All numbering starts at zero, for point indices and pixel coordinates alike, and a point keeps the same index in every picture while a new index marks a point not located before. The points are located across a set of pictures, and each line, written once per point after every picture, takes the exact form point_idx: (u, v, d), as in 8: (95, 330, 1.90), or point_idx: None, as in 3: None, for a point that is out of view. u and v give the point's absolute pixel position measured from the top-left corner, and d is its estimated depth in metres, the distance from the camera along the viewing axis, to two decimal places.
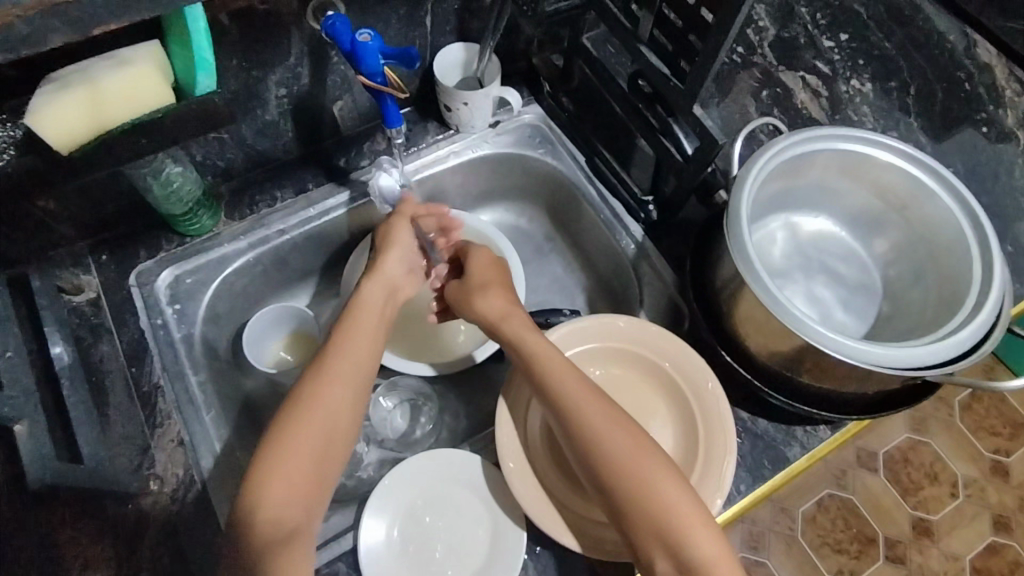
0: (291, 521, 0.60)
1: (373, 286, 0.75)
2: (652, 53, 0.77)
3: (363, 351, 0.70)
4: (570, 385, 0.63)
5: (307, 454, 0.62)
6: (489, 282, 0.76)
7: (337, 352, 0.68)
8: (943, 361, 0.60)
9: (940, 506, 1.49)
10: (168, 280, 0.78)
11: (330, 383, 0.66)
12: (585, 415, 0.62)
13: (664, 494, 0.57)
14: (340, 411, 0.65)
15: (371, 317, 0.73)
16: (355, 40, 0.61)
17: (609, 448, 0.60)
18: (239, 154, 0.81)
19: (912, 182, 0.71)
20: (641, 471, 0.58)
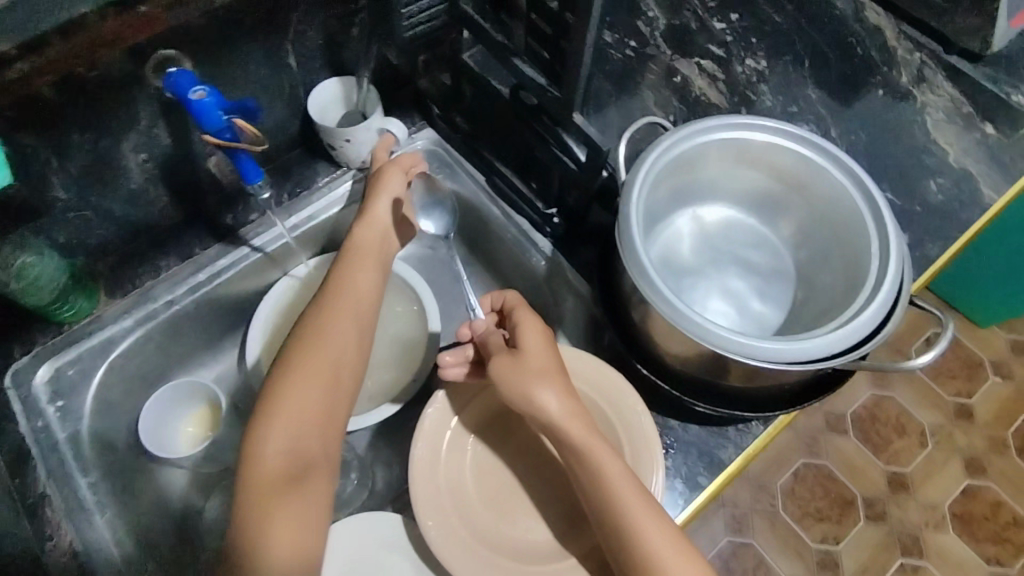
0: (306, 455, 0.58)
1: (375, 229, 0.73)
2: (528, 65, 0.74)
3: (368, 288, 0.69)
4: (578, 428, 0.59)
5: (322, 383, 0.61)
6: (545, 367, 0.62)
7: (341, 290, 0.68)
8: (849, 346, 0.58)
9: (912, 457, 1.49)
10: (47, 376, 0.72)
11: (339, 317, 0.65)
12: (596, 462, 0.57)
13: (665, 552, 0.54)
14: (351, 346, 0.65)
15: (373, 259, 0.72)
16: (190, 99, 0.57)
17: (620, 501, 0.55)
18: (111, 229, 0.75)
19: (802, 162, 0.69)
20: (647, 523, 0.55)
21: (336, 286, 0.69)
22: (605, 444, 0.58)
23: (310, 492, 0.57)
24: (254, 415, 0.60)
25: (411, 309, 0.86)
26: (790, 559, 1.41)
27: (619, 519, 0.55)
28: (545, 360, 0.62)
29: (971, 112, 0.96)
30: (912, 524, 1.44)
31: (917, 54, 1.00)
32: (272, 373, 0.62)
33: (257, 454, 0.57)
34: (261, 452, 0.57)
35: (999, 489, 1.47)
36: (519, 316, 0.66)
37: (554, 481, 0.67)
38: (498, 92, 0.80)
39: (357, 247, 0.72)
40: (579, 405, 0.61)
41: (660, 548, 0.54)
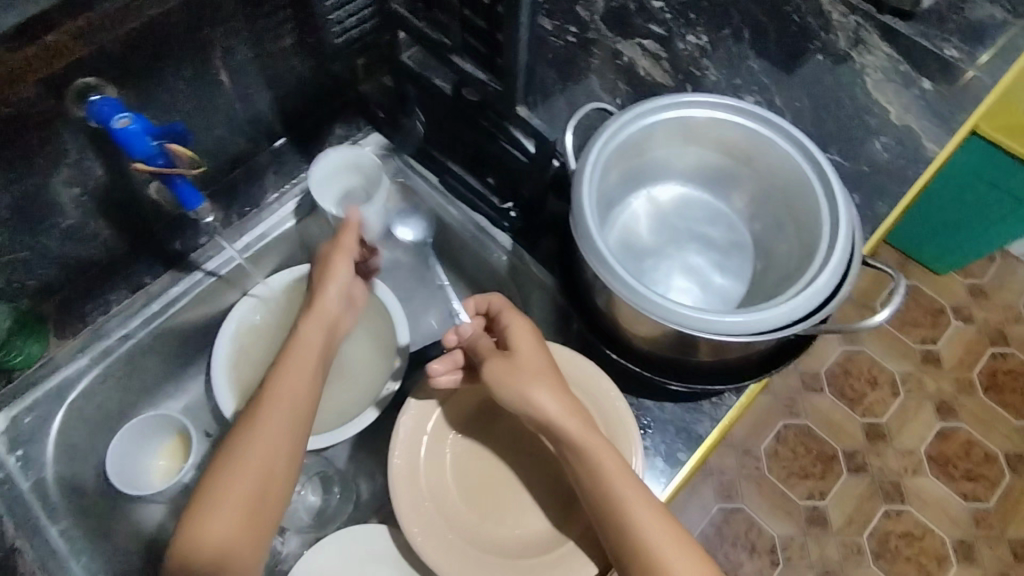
0: (233, 540, 0.58)
1: (316, 322, 0.71)
2: (467, 62, 0.73)
3: (305, 388, 0.66)
4: (573, 424, 0.60)
5: (247, 501, 0.59)
6: (540, 367, 0.62)
7: (276, 389, 0.65)
8: (808, 312, 0.59)
9: (886, 407, 1.54)
10: (3, 426, 0.69)
11: (268, 423, 0.63)
12: (589, 452, 0.59)
13: (655, 534, 0.56)
14: (286, 444, 0.63)
15: (313, 359, 0.69)
16: (112, 127, 0.54)
17: (614, 484, 0.57)
18: (54, 267, 0.72)
19: (748, 134, 0.70)
20: (636, 506, 0.57)
21: (270, 385, 0.65)
22: (597, 436, 0.60)
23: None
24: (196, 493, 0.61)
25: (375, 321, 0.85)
26: (780, 518, 1.44)
27: (617, 501, 0.57)
28: (538, 361, 0.63)
29: (907, 69, 0.98)
30: (892, 471, 1.49)
31: (851, 16, 1.02)
32: (202, 483, 0.61)
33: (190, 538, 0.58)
34: (187, 561, 0.57)
35: (970, 429, 1.52)
36: (506, 321, 0.66)
37: (540, 474, 0.67)
38: (440, 91, 0.79)
39: (297, 344, 0.69)
40: (573, 400, 0.61)
41: (649, 528, 0.56)
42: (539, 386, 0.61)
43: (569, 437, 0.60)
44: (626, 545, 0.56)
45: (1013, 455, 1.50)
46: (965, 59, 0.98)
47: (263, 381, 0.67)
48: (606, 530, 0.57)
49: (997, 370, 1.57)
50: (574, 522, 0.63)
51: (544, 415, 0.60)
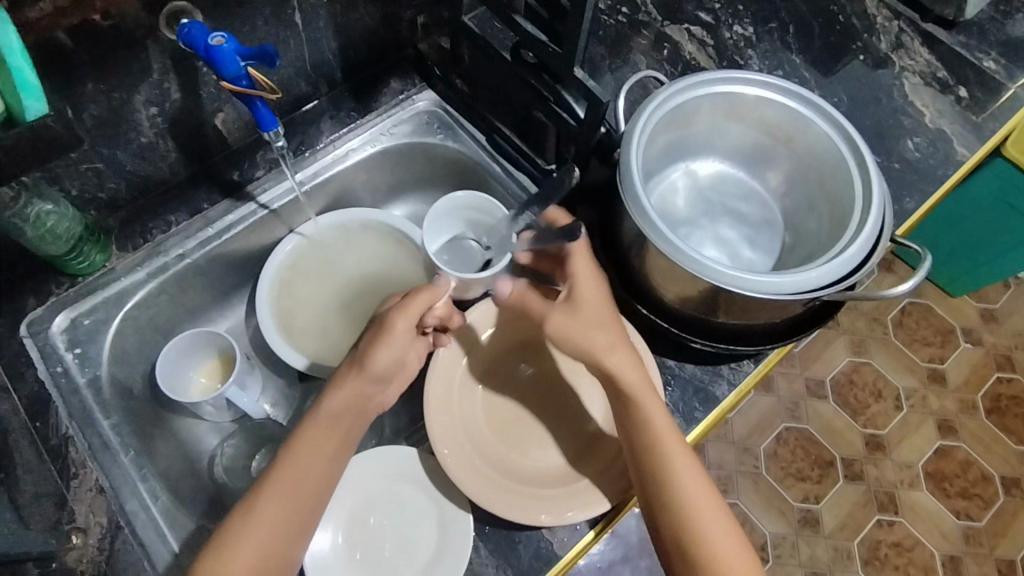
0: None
1: (343, 397, 0.65)
2: (528, 22, 0.77)
3: (321, 470, 0.62)
4: (634, 378, 0.63)
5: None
6: (603, 319, 0.65)
7: (291, 469, 0.61)
8: (837, 279, 0.63)
9: (887, 420, 1.57)
10: (64, 325, 0.74)
11: (275, 505, 0.60)
12: (643, 407, 0.62)
13: (681, 471, 0.60)
14: (293, 524, 0.60)
15: (336, 434, 0.64)
16: (209, 44, 0.59)
17: (648, 417, 0.62)
18: (122, 182, 0.76)
19: (790, 113, 0.73)
20: (677, 460, 0.61)
21: (279, 469, 0.61)
22: (651, 392, 0.63)
23: None
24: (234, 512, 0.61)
25: (412, 267, 0.89)
26: (773, 517, 1.47)
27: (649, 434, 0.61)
28: (603, 315, 0.65)
29: (945, 77, 1.01)
30: (888, 482, 1.51)
31: (895, 22, 1.05)
32: (209, 547, 0.59)
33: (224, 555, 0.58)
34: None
35: (969, 449, 1.55)
36: (573, 268, 0.66)
37: (564, 414, 0.71)
38: (498, 52, 0.83)
39: (322, 412, 0.64)
40: (634, 355, 0.64)
41: (685, 482, 0.60)
42: (593, 332, 0.64)
43: (629, 390, 0.63)
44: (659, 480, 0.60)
45: (1009, 478, 1.53)
46: (1003, 73, 1.01)
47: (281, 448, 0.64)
48: (643, 479, 0.61)
49: (1001, 393, 1.60)
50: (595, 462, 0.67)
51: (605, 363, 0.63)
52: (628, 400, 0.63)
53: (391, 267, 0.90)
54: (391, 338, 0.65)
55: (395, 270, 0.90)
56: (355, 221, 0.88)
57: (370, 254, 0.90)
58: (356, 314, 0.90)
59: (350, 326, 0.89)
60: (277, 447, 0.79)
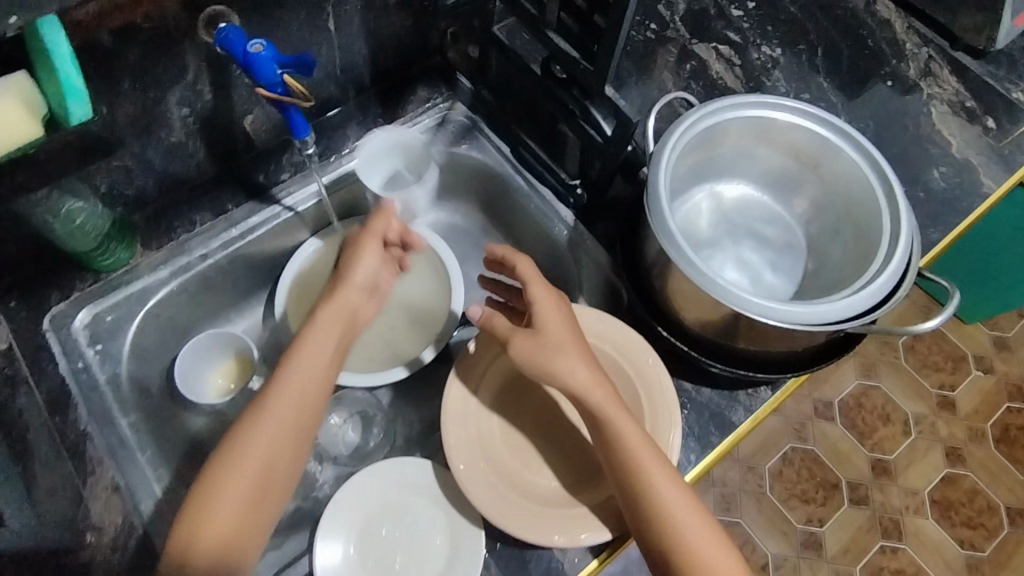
0: (232, 542, 0.59)
1: (331, 322, 0.67)
2: (560, 38, 0.77)
3: (311, 394, 0.64)
4: (599, 394, 0.62)
5: (246, 499, 0.60)
6: (564, 342, 0.64)
7: (280, 394, 0.63)
8: (862, 311, 0.62)
9: (894, 445, 1.55)
10: (86, 320, 0.74)
11: (267, 429, 0.61)
12: (614, 422, 0.61)
13: (659, 488, 0.59)
14: (284, 446, 0.62)
15: (300, 396, 0.63)
16: (248, 51, 0.60)
17: (619, 436, 0.60)
18: (150, 180, 0.77)
19: (820, 141, 0.73)
20: (657, 471, 0.59)
21: (244, 435, 0.61)
22: (619, 406, 0.62)
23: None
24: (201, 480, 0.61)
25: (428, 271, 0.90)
26: (776, 537, 1.46)
27: (620, 454, 0.60)
28: (563, 339, 0.64)
29: (973, 107, 1.00)
30: (893, 508, 1.50)
31: (924, 48, 1.04)
32: (182, 516, 0.59)
33: (196, 528, 0.58)
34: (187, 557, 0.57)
35: (977, 478, 1.53)
36: (530, 294, 0.66)
37: (576, 435, 0.71)
38: (528, 65, 0.83)
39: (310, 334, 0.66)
40: (597, 372, 0.63)
41: (669, 491, 0.59)
42: (557, 356, 0.63)
43: (597, 408, 0.61)
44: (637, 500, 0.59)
45: (1015, 509, 1.51)
46: None
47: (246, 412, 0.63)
48: (627, 492, 0.60)
49: (1011, 423, 1.58)
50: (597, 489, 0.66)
51: (571, 384, 0.62)
52: (596, 420, 0.61)
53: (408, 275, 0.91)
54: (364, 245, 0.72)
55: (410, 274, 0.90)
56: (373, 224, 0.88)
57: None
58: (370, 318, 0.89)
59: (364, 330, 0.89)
60: None
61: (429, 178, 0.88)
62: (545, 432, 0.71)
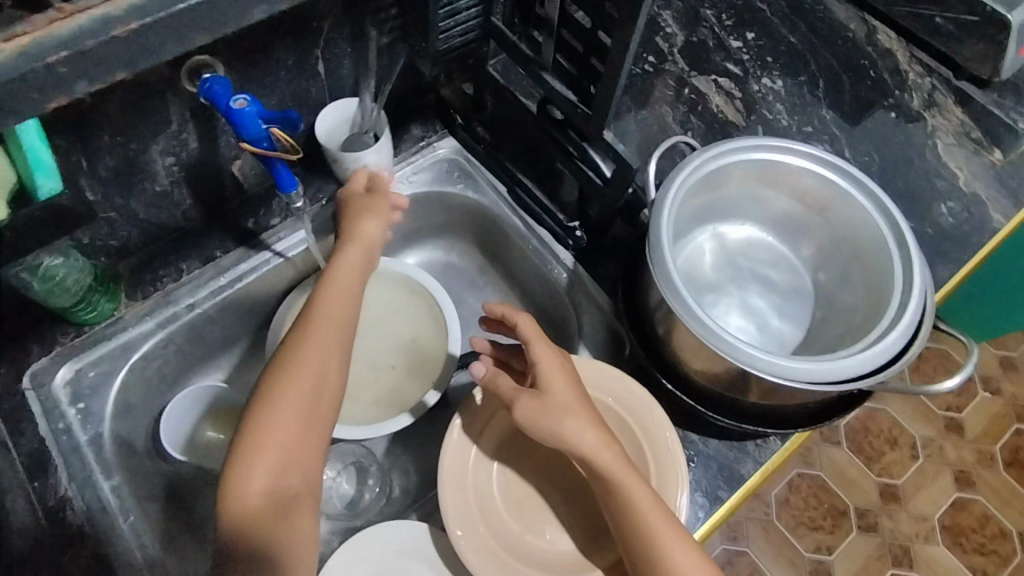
0: (290, 488, 0.55)
1: (356, 250, 0.69)
2: (556, 80, 0.75)
3: (344, 318, 0.64)
4: (608, 457, 0.59)
5: (297, 426, 0.57)
6: (570, 403, 0.61)
7: (316, 322, 0.62)
8: (874, 368, 0.60)
9: (903, 469, 1.52)
10: (68, 376, 0.71)
11: (310, 352, 0.60)
12: (625, 488, 0.57)
13: (673, 551, 0.55)
14: (327, 370, 0.60)
15: (330, 339, 0.62)
16: (231, 107, 0.58)
17: (629, 497, 0.57)
18: (134, 230, 0.74)
19: (827, 184, 0.71)
20: (671, 540, 0.56)
21: (281, 378, 0.58)
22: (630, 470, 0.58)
23: (295, 524, 0.55)
24: (235, 438, 0.57)
25: (421, 313, 0.87)
26: (784, 567, 1.43)
27: (630, 517, 0.57)
28: (569, 399, 0.61)
29: (979, 136, 0.98)
30: (903, 535, 1.47)
31: (927, 78, 1.02)
32: (225, 476, 0.55)
33: (244, 480, 0.54)
34: (242, 510, 0.53)
35: (988, 504, 1.50)
36: (533, 352, 0.64)
37: (581, 493, 0.68)
38: (524, 105, 0.81)
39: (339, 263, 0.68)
40: (606, 434, 0.60)
41: (685, 560, 0.55)
42: (562, 418, 0.60)
43: (606, 474, 0.58)
44: (650, 567, 0.56)
45: None
46: None
47: (274, 365, 0.60)
48: (638, 562, 0.56)
49: (1021, 447, 1.55)
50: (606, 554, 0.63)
51: (578, 448, 0.59)
52: (603, 482, 0.58)
53: (404, 319, 0.88)
54: (354, 197, 0.72)
55: (404, 316, 0.88)
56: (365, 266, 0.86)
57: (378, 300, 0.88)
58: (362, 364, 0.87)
59: (355, 377, 0.86)
60: None
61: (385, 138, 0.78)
62: (548, 491, 0.68)
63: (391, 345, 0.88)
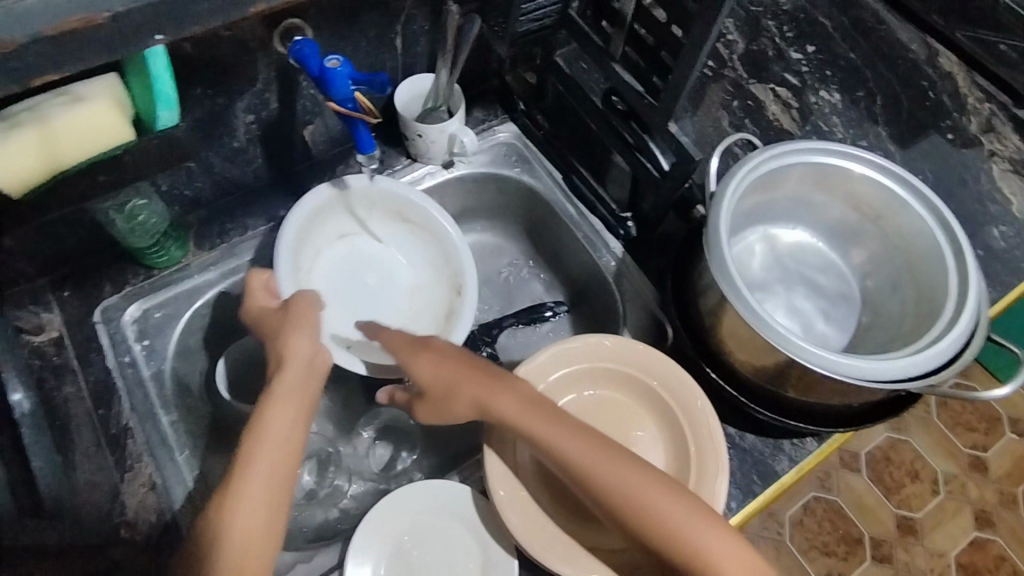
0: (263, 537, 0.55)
1: (296, 371, 0.64)
2: (624, 71, 0.77)
3: (288, 450, 0.59)
4: (604, 461, 0.56)
5: (260, 502, 0.56)
6: (449, 388, 0.65)
7: (250, 462, 0.57)
8: (924, 372, 0.60)
9: (922, 502, 1.49)
10: (135, 315, 0.75)
11: (249, 493, 0.56)
12: (631, 493, 0.55)
13: (658, 507, 0.54)
14: (287, 453, 0.59)
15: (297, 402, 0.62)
16: (324, 67, 0.62)
17: (574, 458, 0.57)
18: (208, 183, 0.78)
19: (886, 193, 0.72)
20: (706, 540, 0.53)
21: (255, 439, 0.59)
22: (640, 469, 0.56)
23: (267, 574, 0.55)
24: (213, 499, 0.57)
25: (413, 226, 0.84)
26: None
27: (590, 481, 0.56)
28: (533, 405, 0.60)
29: None
30: (916, 569, 1.44)
31: (987, 103, 1.02)
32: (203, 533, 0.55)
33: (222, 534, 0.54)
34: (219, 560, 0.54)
35: (1006, 545, 1.47)
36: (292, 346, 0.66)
37: None
38: (588, 95, 0.83)
39: (274, 389, 0.62)
40: (594, 438, 0.58)
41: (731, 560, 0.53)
42: (460, 406, 0.64)
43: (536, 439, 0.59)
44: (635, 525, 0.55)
45: None
46: None
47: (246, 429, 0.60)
48: (673, 565, 0.54)
49: None
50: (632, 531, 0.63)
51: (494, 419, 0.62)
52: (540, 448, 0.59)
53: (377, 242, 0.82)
54: (254, 295, 0.68)
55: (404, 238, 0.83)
56: (365, 191, 0.79)
57: (384, 232, 0.84)
58: (383, 296, 0.83)
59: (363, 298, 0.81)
60: (322, 459, 0.78)
61: (461, 110, 0.83)
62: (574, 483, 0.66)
63: (410, 271, 0.84)
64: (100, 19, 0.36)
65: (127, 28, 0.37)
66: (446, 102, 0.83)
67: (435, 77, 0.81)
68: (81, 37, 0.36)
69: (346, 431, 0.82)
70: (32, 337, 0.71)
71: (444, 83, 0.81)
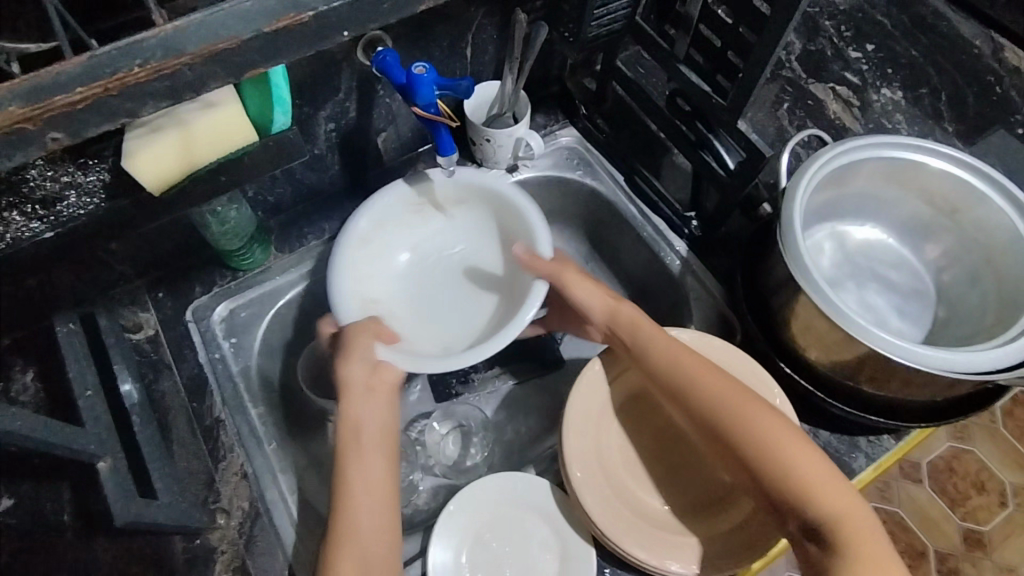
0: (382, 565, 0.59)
1: (359, 397, 0.66)
2: (690, 72, 0.78)
3: (375, 476, 0.62)
4: (715, 381, 0.62)
5: (364, 545, 0.59)
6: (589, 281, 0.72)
7: (350, 506, 0.60)
8: (1012, 364, 0.60)
9: (990, 516, 1.35)
10: (223, 314, 0.78)
11: (359, 536, 0.59)
12: (743, 416, 0.60)
13: (765, 429, 0.59)
14: (379, 485, 0.62)
15: (369, 438, 0.64)
16: (412, 72, 0.65)
17: (670, 362, 0.65)
18: (289, 189, 0.82)
19: (964, 187, 0.71)
20: (803, 453, 0.57)
21: (342, 487, 0.61)
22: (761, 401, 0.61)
23: None
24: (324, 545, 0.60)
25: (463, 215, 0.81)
26: None
27: (703, 392, 0.62)
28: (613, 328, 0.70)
29: None
30: None
31: None
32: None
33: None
34: None
35: None
36: (345, 370, 0.66)
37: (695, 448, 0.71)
38: (651, 99, 0.85)
39: (347, 422, 0.65)
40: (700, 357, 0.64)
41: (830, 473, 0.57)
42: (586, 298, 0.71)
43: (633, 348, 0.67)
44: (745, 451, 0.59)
45: None
46: None
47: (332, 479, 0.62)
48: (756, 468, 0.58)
49: None
50: (720, 521, 0.65)
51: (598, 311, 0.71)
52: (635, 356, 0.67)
53: (435, 236, 0.81)
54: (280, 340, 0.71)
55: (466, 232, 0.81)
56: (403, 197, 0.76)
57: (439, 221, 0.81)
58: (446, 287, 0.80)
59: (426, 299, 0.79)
60: None
61: (528, 115, 0.85)
62: (654, 460, 0.70)
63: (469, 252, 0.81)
64: (306, 17, 0.40)
65: (326, 22, 0.42)
66: (513, 106, 0.85)
67: (501, 83, 0.84)
68: (285, 35, 0.41)
69: (419, 426, 0.85)
70: (132, 335, 0.75)
71: (511, 88, 0.83)
